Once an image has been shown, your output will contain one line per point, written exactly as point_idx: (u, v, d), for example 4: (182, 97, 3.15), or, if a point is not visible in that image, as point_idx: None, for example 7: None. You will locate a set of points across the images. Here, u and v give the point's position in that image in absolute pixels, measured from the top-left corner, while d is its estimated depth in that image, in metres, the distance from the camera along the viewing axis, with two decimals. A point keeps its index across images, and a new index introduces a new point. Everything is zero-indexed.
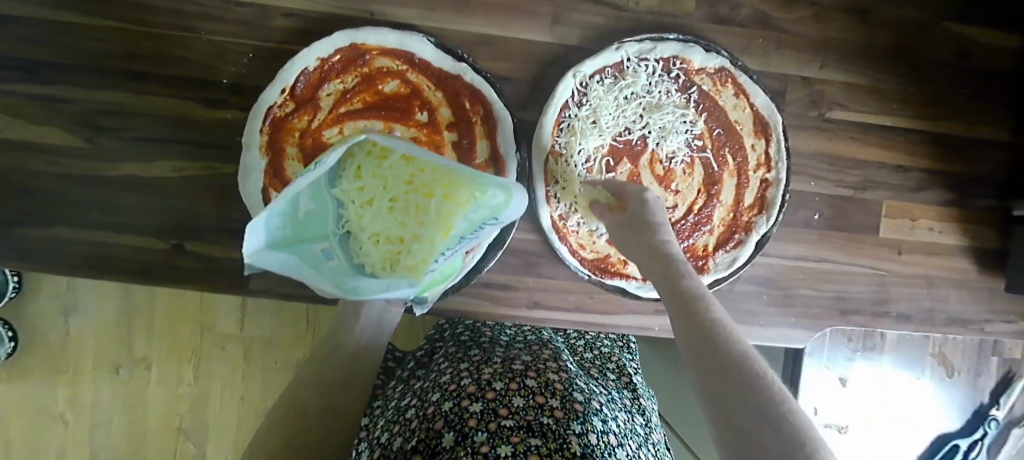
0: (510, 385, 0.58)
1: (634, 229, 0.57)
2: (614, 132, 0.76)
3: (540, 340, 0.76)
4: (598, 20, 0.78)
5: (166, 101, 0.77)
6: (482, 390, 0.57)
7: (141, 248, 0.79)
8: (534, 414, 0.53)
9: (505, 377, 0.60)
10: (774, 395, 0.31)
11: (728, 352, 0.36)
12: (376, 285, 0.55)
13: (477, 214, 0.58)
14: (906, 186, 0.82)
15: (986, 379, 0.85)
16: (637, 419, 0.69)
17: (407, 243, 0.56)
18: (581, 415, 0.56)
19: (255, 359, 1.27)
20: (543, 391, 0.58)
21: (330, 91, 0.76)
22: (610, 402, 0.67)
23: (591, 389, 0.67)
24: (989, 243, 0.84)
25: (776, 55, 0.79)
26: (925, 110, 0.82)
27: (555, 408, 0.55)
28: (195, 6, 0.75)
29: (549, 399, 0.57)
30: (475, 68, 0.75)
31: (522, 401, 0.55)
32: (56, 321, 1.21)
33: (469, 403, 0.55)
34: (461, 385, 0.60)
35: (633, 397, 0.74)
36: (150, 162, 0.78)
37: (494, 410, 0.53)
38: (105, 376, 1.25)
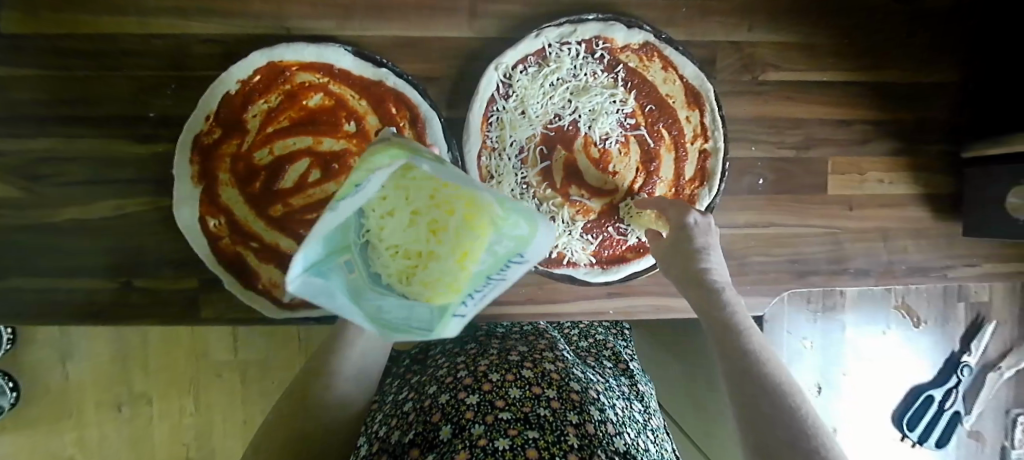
0: (507, 377, 0.58)
1: (678, 255, 0.58)
2: (544, 120, 0.76)
3: (536, 331, 0.78)
4: (516, 8, 0.76)
5: (95, 142, 0.77)
6: (477, 382, 0.57)
7: (95, 290, 0.80)
8: (531, 405, 0.52)
9: (501, 369, 0.60)
10: (809, 433, 0.38)
11: (766, 380, 0.43)
12: (395, 314, 0.44)
13: (502, 245, 0.44)
14: (850, 140, 0.81)
15: (954, 326, 0.84)
16: (635, 405, 0.69)
17: (426, 259, 0.46)
18: (578, 405, 0.54)
19: (252, 382, 1.27)
20: (539, 381, 0.57)
21: (254, 112, 0.75)
22: (608, 391, 0.66)
23: (588, 377, 0.66)
24: (942, 189, 0.83)
25: (701, 23, 0.77)
26: (862, 60, 0.80)
27: (551, 398, 0.54)
28: (112, 44, 0.75)
29: (546, 389, 0.56)
30: (396, 72, 0.75)
31: (518, 392, 0.55)
32: (53, 367, 1.21)
33: (465, 395, 0.55)
34: (457, 378, 0.60)
35: (630, 383, 0.76)
36: (88, 204, 0.78)
37: (491, 402, 0.52)
38: (109, 416, 1.25)
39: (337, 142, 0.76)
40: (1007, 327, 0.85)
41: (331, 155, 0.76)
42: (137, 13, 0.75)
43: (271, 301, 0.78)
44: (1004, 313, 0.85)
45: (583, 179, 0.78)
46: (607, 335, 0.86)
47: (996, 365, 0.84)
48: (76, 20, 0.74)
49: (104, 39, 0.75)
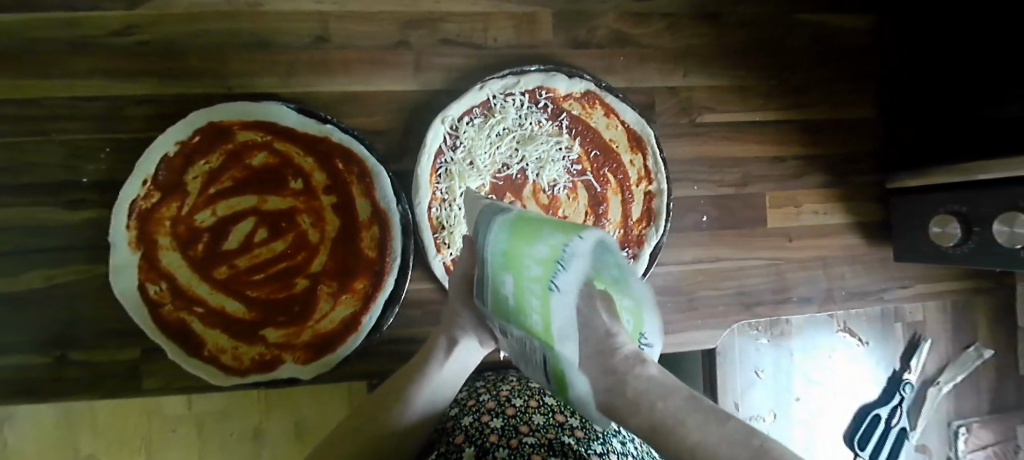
0: (529, 403, 0.57)
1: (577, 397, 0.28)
2: (493, 169, 0.76)
3: None
4: (460, 61, 0.78)
5: (22, 209, 0.73)
6: (502, 405, 0.57)
7: (24, 366, 0.75)
8: (554, 433, 0.52)
9: (524, 394, 0.59)
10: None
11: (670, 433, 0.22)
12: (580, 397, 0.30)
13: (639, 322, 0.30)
14: (785, 175, 0.85)
15: (893, 346, 0.89)
16: None
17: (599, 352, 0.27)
18: (601, 435, 0.54)
19: None
20: (562, 409, 0.57)
21: (195, 173, 0.73)
22: None
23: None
24: (872, 216, 0.88)
25: (638, 70, 0.81)
26: (790, 100, 0.85)
27: (574, 427, 0.54)
28: (41, 109, 0.73)
29: (569, 417, 0.55)
30: (341, 128, 0.75)
31: (542, 419, 0.54)
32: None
33: (489, 418, 0.55)
34: (480, 400, 0.59)
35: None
36: (16, 275, 0.74)
37: (515, 428, 0.53)
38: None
39: (284, 201, 0.75)
40: (941, 342, 0.90)
41: (278, 214, 0.75)
42: (70, 76, 0.73)
43: (219, 368, 0.75)
44: (938, 330, 0.90)
45: None
46: None
47: (935, 380, 0.89)
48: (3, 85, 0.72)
49: (32, 102, 0.72)
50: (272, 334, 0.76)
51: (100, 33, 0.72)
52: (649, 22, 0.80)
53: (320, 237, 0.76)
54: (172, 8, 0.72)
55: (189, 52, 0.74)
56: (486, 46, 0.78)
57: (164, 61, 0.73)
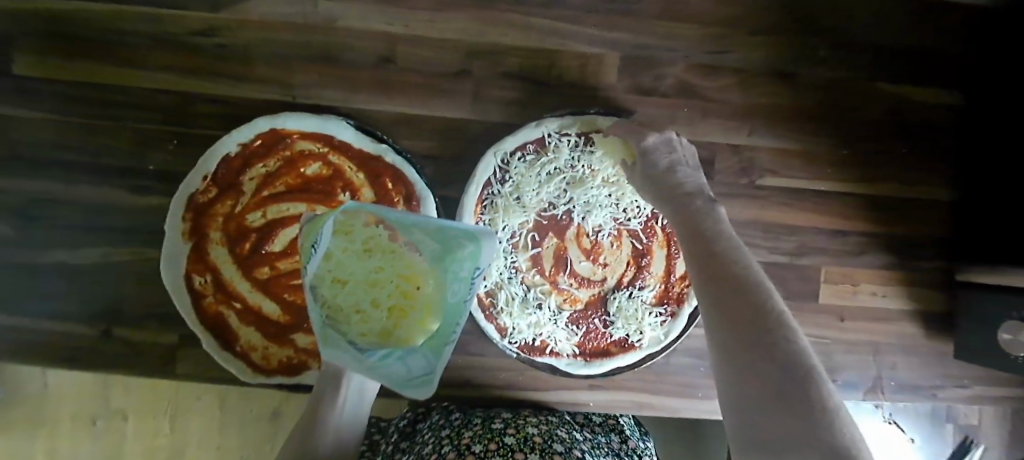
0: (490, 447, 0.58)
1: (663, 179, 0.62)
2: (538, 207, 0.75)
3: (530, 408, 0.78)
4: (520, 95, 0.77)
5: (92, 189, 0.78)
6: (462, 455, 0.57)
7: (72, 335, 0.79)
8: None
9: (484, 439, 0.60)
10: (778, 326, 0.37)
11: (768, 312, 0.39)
12: (396, 370, 0.49)
13: (465, 269, 0.51)
14: (844, 250, 0.80)
15: (941, 447, 0.82)
16: None
17: (417, 300, 0.53)
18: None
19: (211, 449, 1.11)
20: (521, 448, 0.58)
21: (251, 175, 0.76)
22: (594, 449, 0.65)
23: (574, 437, 0.66)
24: (935, 307, 0.82)
25: (701, 123, 0.78)
26: (860, 173, 0.80)
27: None
28: (122, 96, 0.77)
29: (529, 454, 0.57)
30: (396, 148, 0.76)
31: None
32: (31, 379, 1.07)
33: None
34: (442, 453, 0.59)
35: (620, 440, 0.72)
36: (78, 249, 0.78)
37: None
38: (82, 433, 1.09)
39: None
40: (996, 451, 0.83)
41: None
42: (151, 70, 0.76)
43: (249, 364, 0.77)
44: (994, 437, 0.83)
45: (573, 268, 0.77)
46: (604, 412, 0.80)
47: None
48: (92, 70, 0.76)
49: (115, 90, 0.77)
50: (301, 340, 0.78)
51: (184, 31, 0.76)
52: (719, 76, 0.77)
53: None
54: (253, 15, 0.75)
55: (261, 58, 0.76)
56: (547, 83, 0.77)
57: (238, 64, 0.76)
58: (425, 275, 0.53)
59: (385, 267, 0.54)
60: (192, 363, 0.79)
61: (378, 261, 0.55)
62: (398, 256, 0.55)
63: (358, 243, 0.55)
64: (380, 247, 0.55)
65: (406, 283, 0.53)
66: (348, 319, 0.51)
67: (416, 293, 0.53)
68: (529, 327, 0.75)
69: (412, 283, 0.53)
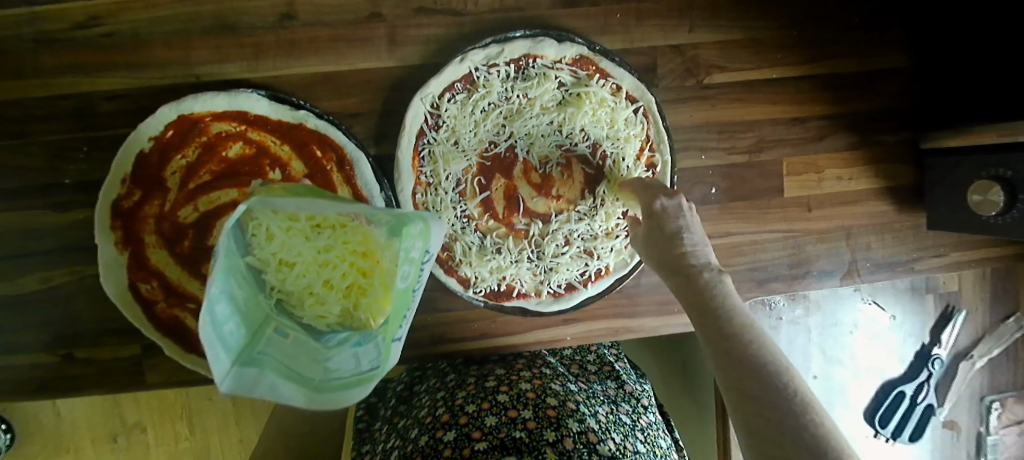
0: (482, 406, 0.59)
1: (657, 242, 0.51)
2: (479, 149, 0.71)
3: (518, 354, 0.79)
4: (440, 32, 0.71)
5: (12, 214, 0.73)
6: (455, 416, 0.58)
7: (32, 365, 0.76)
8: (506, 430, 0.54)
9: (476, 398, 0.61)
10: None
11: None
12: (346, 364, 0.52)
13: (414, 255, 0.50)
14: (805, 138, 0.77)
15: (924, 318, 0.82)
16: (622, 407, 0.69)
17: (373, 278, 0.50)
18: (555, 420, 0.56)
19: (236, 427, 1.11)
20: (515, 404, 0.59)
21: (173, 169, 0.71)
22: (589, 399, 0.66)
23: (569, 389, 0.66)
24: (904, 181, 0.79)
25: (638, 28, 0.72)
26: (813, 53, 0.75)
27: (527, 419, 0.56)
28: (16, 110, 0.71)
29: (522, 411, 0.58)
30: (317, 112, 0.71)
31: (494, 419, 0.56)
32: (39, 406, 1.06)
33: (443, 433, 0.56)
34: (436, 415, 0.61)
35: (617, 386, 0.75)
36: (15, 279, 0.75)
37: (467, 436, 0.54)
38: (101, 449, 1.08)
39: None
40: (978, 314, 0.82)
41: None
42: (38, 76, 0.70)
43: None
44: (975, 299, 0.82)
45: (526, 206, 0.74)
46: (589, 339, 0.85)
47: (969, 354, 0.82)
48: None
49: (5, 104, 0.71)
50: None
51: (61, 27, 0.69)
52: None
53: None
54: None
55: (153, 40, 0.69)
56: (466, 13, 0.71)
57: (130, 51, 0.70)
58: (379, 252, 0.50)
59: (334, 245, 0.51)
60: (161, 371, 0.78)
61: (327, 239, 0.51)
62: (350, 229, 0.51)
63: (303, 219, 0.51)
64: (328, 221, 0.51)
65: (360, 260, 0.50)
66: (302, 301, 0.52)
67: (372, 271, 0.51)
68: (492, 273, 0.73)
69: (364, 262, 0.50)
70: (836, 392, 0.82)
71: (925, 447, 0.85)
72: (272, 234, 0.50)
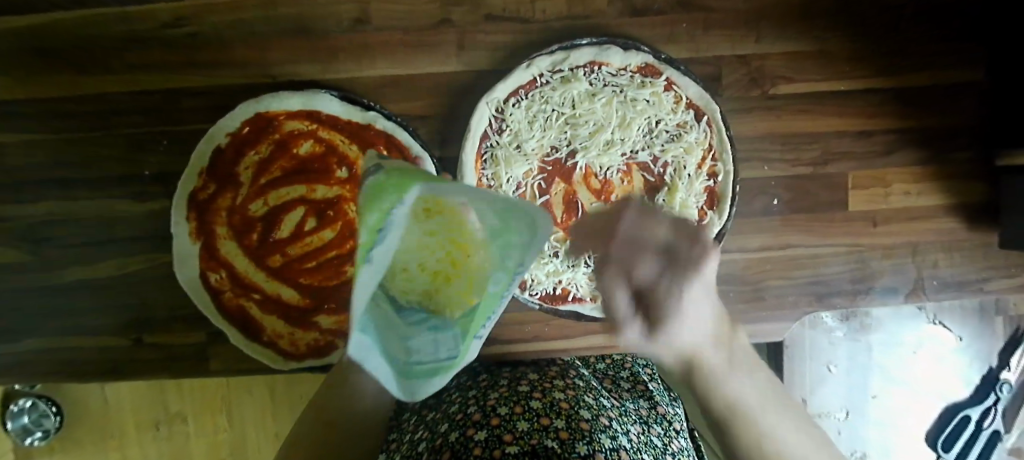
0: (515, 409, 0.56)
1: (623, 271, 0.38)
2: (541, 153, 0.72)
3: (552, 361, 0.76)
4: (507, 38, 0.73)
5: (97, 202, 0.77)
6: (487, 417, 0.55)
7: (104, 346, 0.80)
8: (538, 437, 0.49)
9: (510, 402, 0.59)
10: None
11: None
12: (424, 349, 0.47)
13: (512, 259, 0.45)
14: (873, 152, 0.75)
15: (993, 342, 0.79)
16: (653, 430, 0.59)
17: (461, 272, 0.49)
18: (587, 434, 0.50)
19: (282, 417, 1.08)
20: (546, 412, 0.55)
21: (247, 164, 0.74)
22: (622, 416, 0.59)
23: (601, 403, 0.61)
24: (976, 198, 0.77)
25: (704, 37, 0.72)
26: (883, 66, 0.74)
27: (560, 429, 0.51)
28: (105, 104, 0.75)
29: (554, 420, 0.53)
30: (385, 114, 0.73)
31: (526, 425, 0.52)
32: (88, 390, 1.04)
33: (474, 432, 0.53)
34: (467, 413, 0.59)
35: (649, 406, 0.66)
36: (93, 264, 0.79)
37: (499, 437, 0.49)
38: (147, 434, 1.07)
39: (331, 189, 0.75)
40: None
41: (326, 203, 0.75)
42: (127, 72, 0.74)
43: (278, 353, 0.78)
44: None
45: (585, 211, 0.75)
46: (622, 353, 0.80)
47: None
48: (71, 83, 0.74)
49: (96, 98, 0.75)
50: (324, 321, 0.78)
51: (151, 27, 0.73)
52: None
53: None
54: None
55: (235, 41, 0.73)
56: (533, 20, 0.72)
57: (212, 51, 0.73)
58: (476, 247, 0.48)
59: (438, 231, 0.49)
60: (221, 359, 0.80)
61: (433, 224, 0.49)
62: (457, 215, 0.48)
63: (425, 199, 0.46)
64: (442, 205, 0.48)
65: (455, 252, 0.49)
66: (392, 278, 0.48)
67: (462, 264, 0.49)
68: (548, 276, 0.74)
69: (459, 256, 0.49)
70: (899, 412, 0.80)
71: None
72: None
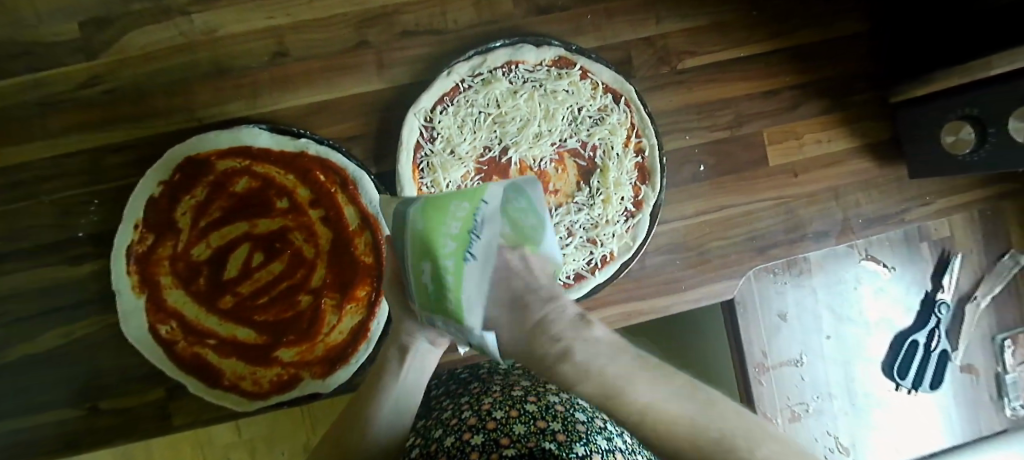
0: (511, 413, 0.56)
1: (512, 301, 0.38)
2: (475, 155, 0.74)
3: None
4: (424, 51, 0.76)
5: (30, 273, 0.75)
6: (482, 421, 0.56)
7: (57, 422, 0.76)
8: (536, 440, 0.51)
9: (505, 405, 0.59)
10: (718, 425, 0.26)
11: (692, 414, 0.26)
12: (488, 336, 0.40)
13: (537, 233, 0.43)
14: (781, 108, 0.81)
15: (924, 266, 0.84)
16: None
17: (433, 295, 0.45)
18: (584, 435, 0.54)
19: None
20: (544, 415, 0.56)
21: (183, 209, 0.73)
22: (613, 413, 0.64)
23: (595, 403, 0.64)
24: (879, 137, 0.83)
25: (608, 26, 0.77)
26: (774, 29, 0.80)
27: (557, 431, 0.54)
28: (26, 172, 0.74)
29: (551, 422, 0.55)
30: (317, 139, 0.74)
31: (524, 428, 0.54)
32: None
33: (470, 436, 0.54)
34: (461, 418, 0.58)
35: None
36: (34, 339, 0.76)
37: (495, 441, 0.52)
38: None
39: (273, 221, 0.75)
40: (975, 256, 0.85)
41: (271, 236, 0.75)
42: (47, 136, 0.73)
43: (242, 395, 0.76)
44: (970, 241, 0.85)
45: None
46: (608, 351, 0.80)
47: (972, 296, 0.84)
48: None
49: (16, 168, 0.74)
50: (285, 354, 0.77)
51: (67, 88, 0.73)
52: None
53: (315, 251, 0.76)
54: (131, 51, 0.72)
55: (155, 90, 0.73)
56: (446, 31, 0.76)
57: (133, 103, 0.73)
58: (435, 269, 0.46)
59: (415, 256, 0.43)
60: (186, 413, 0.78)
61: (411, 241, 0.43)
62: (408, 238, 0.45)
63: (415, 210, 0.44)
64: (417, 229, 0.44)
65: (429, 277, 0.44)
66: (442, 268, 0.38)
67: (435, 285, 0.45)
68: None
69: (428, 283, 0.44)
70: (854, 349, 0.84)
71: (947, 393, 0.86)
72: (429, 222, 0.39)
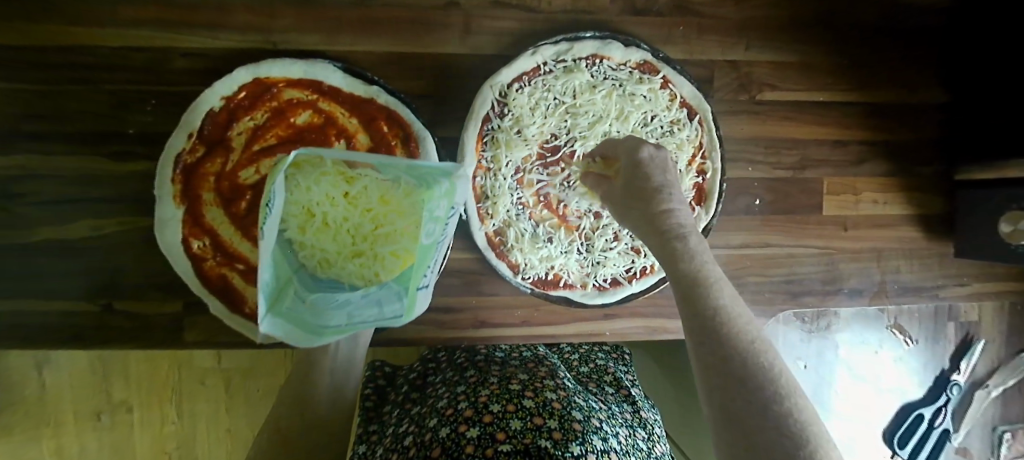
0: (507, 407, 0.55)
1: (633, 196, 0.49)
2: (540, 139, 0.72)
3: (535, 357, 0.76)
4: (512, 25, 0.75)
5: (72, 159, 0.74)
6: (478, 413, 0.54)
7: (69, 311, 0.76)
8: (531, 437, 0.50)
9: (502, 399, 0.57)
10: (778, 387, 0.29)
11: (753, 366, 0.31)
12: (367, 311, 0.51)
13: (442, 210, 0.53)
14: (846, 161, 0.81)
15: (945, 345, 0.85)
16: (639, 433, 0.67)
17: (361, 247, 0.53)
18: (580, 435, 0.52)
19: (233, 402, 1.05)
20: (540, 412, 0.55)
21: (239, 130, 0.72)
22: (612, 418, 0.65)
23: (591, 406, 0.64)
24: (934, 210, 0.84)
25: (698, 41, 0.76)
26: (857, 82, 0.79)
27: (553, 429, 0.52)
28: (88, 56, 0.72)
29: (547, 420, 0.53)
30: (388, 89, 0.73)
31: (519, 424, 0.52)
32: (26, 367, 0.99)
33: (466, 429, 0.52)
34: (458, 408, 0.57)
35: (633, 410, 0.74)
36: (63, 224, 0.75)
37: (491, 436, 0.50)
38: (89, 427, 1.03)
39: None
40: (995, 345, 0.86)
41: None
42: (117, 24, 0.71)
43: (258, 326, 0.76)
44: (993, 330, 0.86)
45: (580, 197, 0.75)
46: (607, 359, 0.84)
47: (984, 383, 0.85)
48: (50, 31, 0.70)
49: (78, 50, 0.71)
50: None
51: None
52: None
53: None
54: None
55: (235, 3, 0.71)
56: (538, 10, 0.75)
57: (211, 11, 0.71)
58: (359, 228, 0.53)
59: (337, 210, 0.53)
60: (198, 331, 0.77)
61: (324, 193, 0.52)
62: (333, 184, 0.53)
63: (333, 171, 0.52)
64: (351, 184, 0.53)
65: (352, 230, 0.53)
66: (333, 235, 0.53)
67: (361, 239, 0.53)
68: (541, 261, 0.75)
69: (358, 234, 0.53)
70: (856, 413, 0.85)
71: None
72: (304, 183, 0.52)
